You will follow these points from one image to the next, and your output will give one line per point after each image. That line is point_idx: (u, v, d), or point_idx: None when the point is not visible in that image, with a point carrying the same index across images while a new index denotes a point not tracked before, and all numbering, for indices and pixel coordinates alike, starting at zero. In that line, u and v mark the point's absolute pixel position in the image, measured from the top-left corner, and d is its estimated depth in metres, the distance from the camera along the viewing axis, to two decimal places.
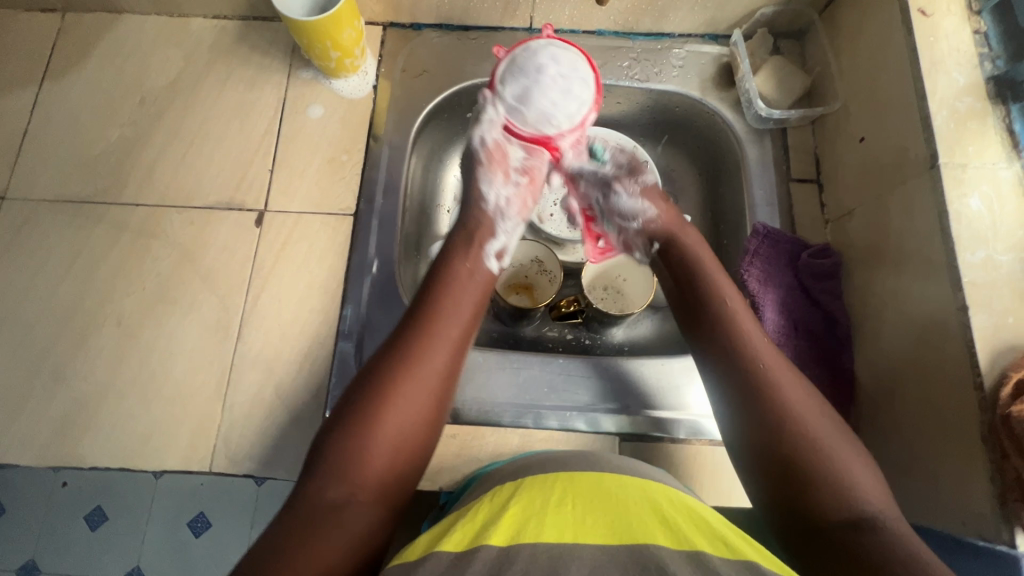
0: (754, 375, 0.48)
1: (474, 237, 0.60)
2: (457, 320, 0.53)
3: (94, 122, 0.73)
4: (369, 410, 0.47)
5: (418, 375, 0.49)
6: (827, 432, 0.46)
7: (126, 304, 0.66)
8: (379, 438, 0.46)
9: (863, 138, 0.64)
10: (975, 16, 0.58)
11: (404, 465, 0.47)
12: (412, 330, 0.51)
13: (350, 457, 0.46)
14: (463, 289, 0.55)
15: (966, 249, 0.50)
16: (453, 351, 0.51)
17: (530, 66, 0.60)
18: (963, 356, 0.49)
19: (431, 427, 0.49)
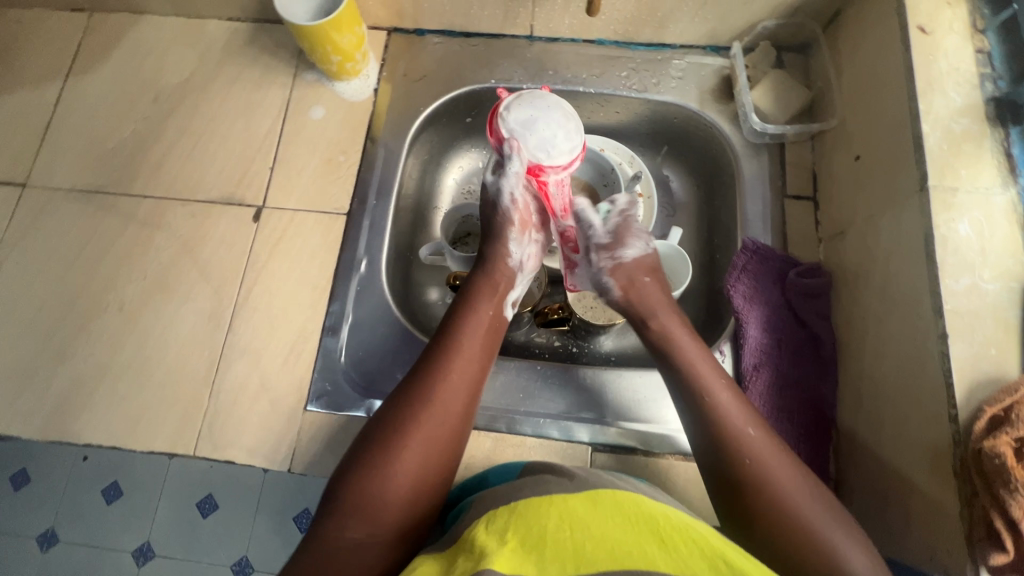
0: (729, 447, 0.49)
1: (498, 288, 0.64)
2: (473, 361, 0.56)
3: (111, 116, 0.77)
4: (386, 449, 0.50)
5: (433, 414, 0.52)
6: (799, 490, 0.47)
7: (128, 290, 0.69)
8: (398, 478, 0.49)
9: (858, 156, 0.63)
10: (979, 35, 0.56)
11: (420, 505, 0.49)
12: (428, 370, 0.54)
13: (368, 498, 0.47)
14: (478, 330, 0.59)
15: (950, 276, 0.49)
16: (471, 393, 0.55)
17: (527, 113, 0.59)
18: (940, 386, 0.47)
19: (448, 466, 0.52)
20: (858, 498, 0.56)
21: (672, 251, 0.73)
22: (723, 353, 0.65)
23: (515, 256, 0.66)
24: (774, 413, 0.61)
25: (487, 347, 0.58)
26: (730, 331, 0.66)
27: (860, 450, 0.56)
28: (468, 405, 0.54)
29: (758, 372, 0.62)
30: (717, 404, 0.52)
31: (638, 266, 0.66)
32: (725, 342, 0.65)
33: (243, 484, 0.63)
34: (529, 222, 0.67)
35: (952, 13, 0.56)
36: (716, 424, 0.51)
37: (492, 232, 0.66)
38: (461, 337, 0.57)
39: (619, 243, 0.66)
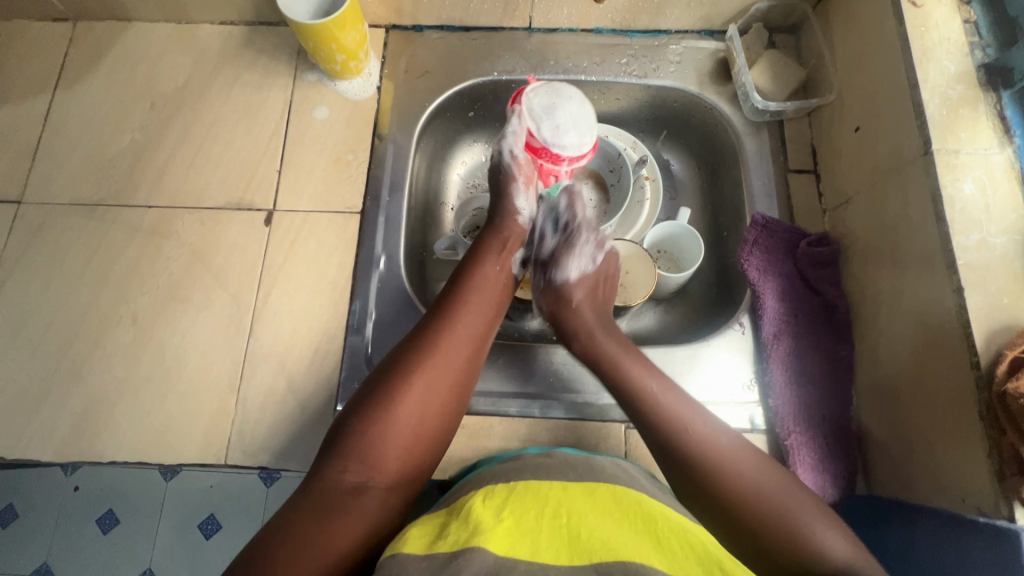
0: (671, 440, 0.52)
1: (505, 244, 0.65)
2: (479, 320, 0.58)
3: (106, 127, 0.75)
4: (392, 393, 0.52)
5: (437, 364, 0.54)
6: (767, 475, 0.50)
7: (141, 303, 0.68)
8: (401, 420, 0.51)
9: (858, 127, 0.65)
10: (965, 6, 0.59)
11: (420, 450, 0.52)
12: (434, 324, 0.56)
13: (371, 440, 0.49)
14: (482, 290, 0.61)
15: (960, 233, 0.52)
16: (474, 345, 0.57)
17: (549, 100, 0.67)
18: (960, 337, 0.50)
19: (448, 417, 0.54)
20: (883, 452, 0.58)
21: (684, 231, 0.75)
22: (742, 325, 0.67)
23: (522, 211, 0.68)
24: (796, 379, 0.63)
25: (491, 305, 0.60)
26: (748, 304, 0.68)
27: (881, 406, 0.59)
28: (471, 360, 0.56)
29: (778, 341, 0.64)
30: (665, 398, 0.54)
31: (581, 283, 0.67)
32: (743, 315, 0.68)
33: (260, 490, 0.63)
34: (533, 179, 0.69)
35: None
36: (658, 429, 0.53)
37: (500, 189, 0.69)
38: (467, 295, 0.59)
39: (559, 263, 0.67)
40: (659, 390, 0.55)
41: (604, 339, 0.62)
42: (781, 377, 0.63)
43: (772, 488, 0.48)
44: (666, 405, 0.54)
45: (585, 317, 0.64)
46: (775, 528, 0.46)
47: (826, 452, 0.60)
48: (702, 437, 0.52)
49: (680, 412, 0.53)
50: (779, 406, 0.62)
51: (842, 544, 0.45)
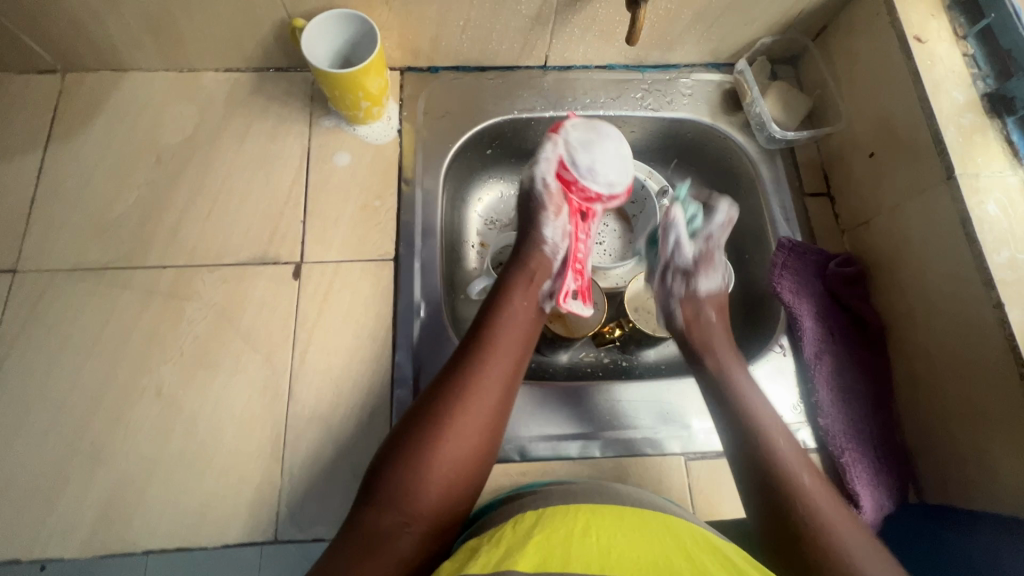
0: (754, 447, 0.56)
1: (530, 277, 0.64)
2: (508, 357, 0.57)
3: (108, 184, 0.71)
4: (426, 438, 0.51)
5: (469, 408, 0.53)
6: (831, 505, 0.52)
7: (165, 372, 0.63)
8: (435, 465, 0.51)
9: (872, 152, 0.69)
10: (962, 40, 0.64)
11: (455, 492, 0.51)
12: (463, 364, 0.56)
13: (405, 486, 0.50)
14: (514, 328, 0.59)
15: (992, 251, 0.55)
16: (505, 386, 0.56)
17: (587, 136, 0.69)
18: (1005, 349, 0.53)
19: (480, 460, 0.53)
20: (933, 460, 0.61)
21: None
22: (782, 347, 0.69)
23: (549, 240, 0.67)
24: (843, 397, 0.65)
25: (520, 341, 0.59)
26: (785, 326, 0.70)
27: (928, 416, 0.62)
28: (502, 398, 0.55)
29: (821, 360, 0.66)
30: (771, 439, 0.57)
31: (712, 301, 0.70)
32: (783, 336, 0.69)
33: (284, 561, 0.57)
34: (563, 207, 0.69)
35: (937, 24, 0.65)
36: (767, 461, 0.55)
37: (528, 215, 0.69)
38: (496, 332, 0.58)
39: (698, 274, 0.70)
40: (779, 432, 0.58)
41: (727, 356, 0.64)
42: (828, 395, 0.65)
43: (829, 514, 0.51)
44: (783, 449, 0.56)
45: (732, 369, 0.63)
46: (808, 526, 0.51)
47: (879, 465, 0.62)
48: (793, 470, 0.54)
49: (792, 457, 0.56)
50: (831, 424, 0.64)
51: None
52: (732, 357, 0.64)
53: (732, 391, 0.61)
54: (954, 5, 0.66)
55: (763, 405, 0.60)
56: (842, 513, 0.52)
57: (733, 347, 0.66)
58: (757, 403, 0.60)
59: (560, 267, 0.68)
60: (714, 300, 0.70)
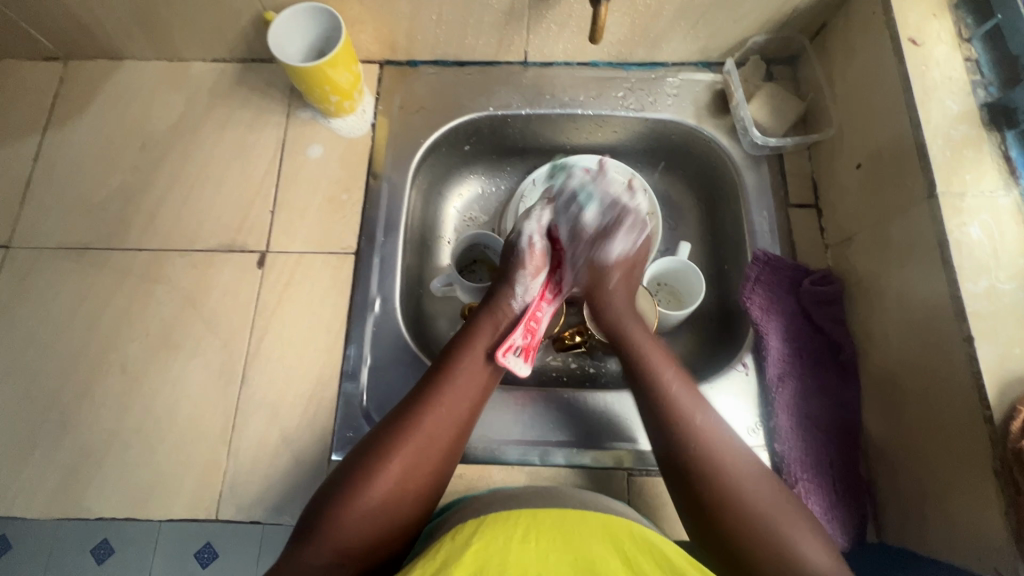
0: (681, 442, 0.53)
1: (497, 321, 0.62)
2: (464, 399, 0.56)
3: (96, 168, 0.74)
4: (368, 472, 0.51)
5: (417, 449, 0.52)
6: (780, 507, 0.50)
7: (131, 350, 0.66)
8: (372, 497, 0.50)
9: (859, 164, 0.64)
10: (966, 44, 0.59)
11: (393, 525, 0.50)
12: (417, 404, 0.55)
13: (343, 523, 0.48)
14: (475, 370, 0.58)
15: (968, 279, 0.50)
16: (457, 427, 0.55)
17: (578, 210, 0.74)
18: (971, 388, 0.48)
19: (425, 501, 0.52)
20: (895, 499, 0.57)
21: (685, 266, 0.74)
22: (746, 366, 0.65)
23: (519, 296, 0.64)
24: (803, 423, 0.61)
25: (478, 386, 0.57)
26: (751, 344, 0.66)
27: (893, 453, 0.57)
28: (451, 440, 0.54)
29: (784, 383, 0.63)
30: (687, 413, 0.55)
31: (620, 265, 0.68)
32: (747, 355, 0.66)
33: (234, 535, 0.60)
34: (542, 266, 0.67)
35: (939, 25, 0.59)
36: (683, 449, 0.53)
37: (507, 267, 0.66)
38: (455, 372, 0.57)
39: (607, 238, 0.69)
40: (711, 427, 0.54)
41: (633, 330, 0.63)
42: (787, 421, 0.61)
43: (784, 521, 0.49)
44: (735, 475, 0.51)
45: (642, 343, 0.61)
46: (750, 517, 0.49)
47: (836, 499, 0.58)
48: (730, 470, 0.51)
49: (719, 448, 0.52)
50: (786, 451, 0.60)
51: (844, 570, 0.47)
52: (640, 333, 0.62)
53: (653, 389, 0.57)
54: (961, 5, 0.60)
55: (692, 404, 0.55)
56: (794, 514, 0.50)
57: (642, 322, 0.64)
58: (690, 406, 0.55)
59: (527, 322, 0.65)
60: (623, 264, 0.68)
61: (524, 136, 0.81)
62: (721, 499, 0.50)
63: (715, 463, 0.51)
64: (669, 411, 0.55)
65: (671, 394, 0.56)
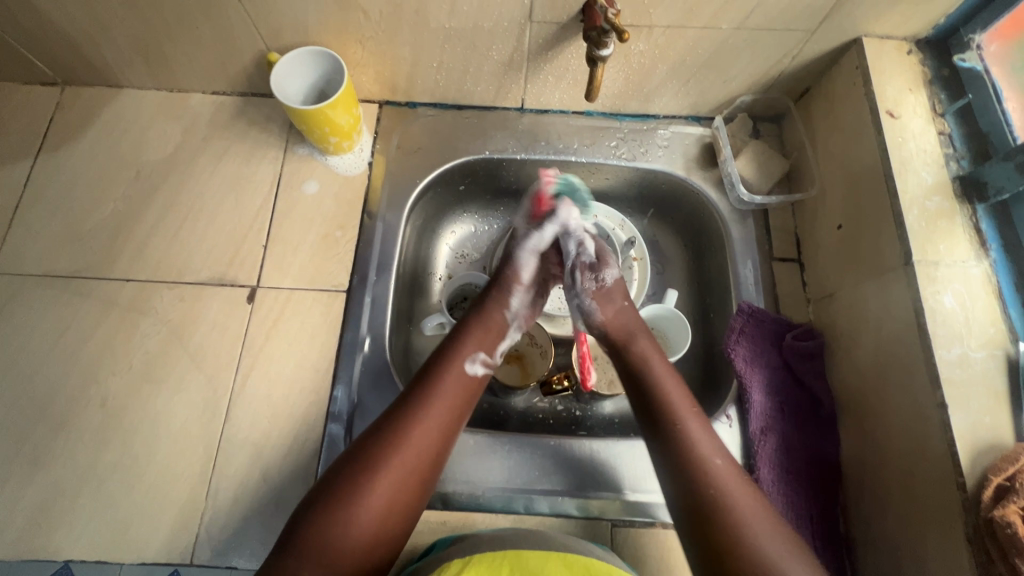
0: (684, 448, 0.54)
1: (487, 333, 0.64)
2: (449, 406, 0.56)
3: (88, 195, 0.74)
4: (353, 488, 0.50)
5: (403, 460, 0.52)
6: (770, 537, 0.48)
7: (112, 384, 0.65)
8: (361, 514, 0.49)
9: (840, 225, 0.67)
10: (940, 118, 0.62)
11: (381, 538, 0.50)
12: (401, 414, 0.54)
13: (327, 541, 0.48)
14: (462, 380, 0.59)
15: (942, 346, 0.52)
16: (442, 436, 0.55)
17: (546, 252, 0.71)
18: (945, 454, 0.50)
19: (411, 513, 0.52)
20: (871, 557, 0.58)
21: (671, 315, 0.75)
22: (729, 418, 0.65)
23: (512, 308, 0.67)
24: (786, 478, 0.62)
25: (463, 394, 0.58)
26: (734, 395, 0.67)
27: (869, 509, 0.58)
28: (437, 451, 0.54)
29: (766, 438, 0.63)
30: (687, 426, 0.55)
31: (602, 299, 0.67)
32: (730, 406, 0.66)
33: None
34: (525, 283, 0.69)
35: (914, 100, 0.62)
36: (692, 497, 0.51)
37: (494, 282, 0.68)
38: (441, 382, 0.57)
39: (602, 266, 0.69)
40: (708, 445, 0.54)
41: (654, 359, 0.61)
42: (769, 475, 0.62)
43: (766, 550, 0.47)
44: (729, 491, 0.51)
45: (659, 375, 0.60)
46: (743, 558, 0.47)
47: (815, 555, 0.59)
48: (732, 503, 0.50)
49: (731, 482, 0.51)
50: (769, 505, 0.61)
51: None
52: (660, 362, 0.61)
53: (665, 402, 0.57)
54: (935, 81, 0.63)
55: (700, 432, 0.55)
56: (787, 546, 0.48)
57: (660, 348, 0.63)
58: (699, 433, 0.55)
59: (513, 332, 0.67)
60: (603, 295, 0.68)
61: (518, 178, 0.83)
62: (723, 512, 0.49)
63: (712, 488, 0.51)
64: (684, 451, 0.54)
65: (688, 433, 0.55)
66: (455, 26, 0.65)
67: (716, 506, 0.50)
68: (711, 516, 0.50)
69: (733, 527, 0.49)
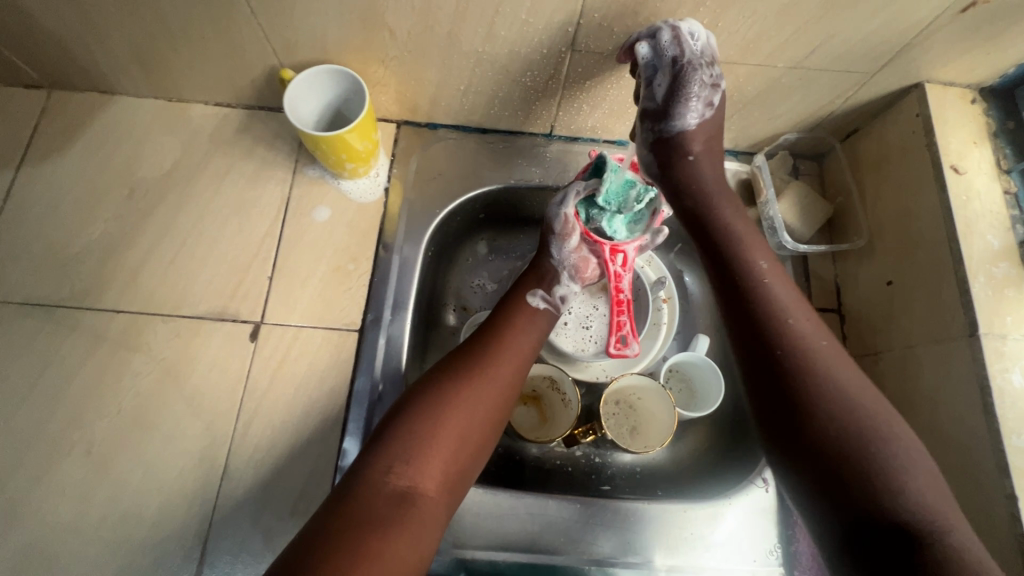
0: (785, 344, 0.51)
1: (542, 279, 0.66)
2: (524, 340, 0.60)
3: (76, 214, 0.67)
4: (436, 401, 0.52)
5: (487, 376, 0.55)
6: (866, 405, 0.48)
7: (98, 429, 0.59)
8: (449, 421, 0.51)
9: (890, 281, 0.63)
10: (1004, 175, 0.58)
11: (468, 445, 0.52)
12: (478, 343, 0.58)
13: (418, 444, 0.50)
14: (534, 316, 0.63)
15: (1012, 431, 0.49)
16: (518, 364, 0.58)
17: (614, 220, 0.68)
18: (1014, 549, 0.47)
19: (493, 429, 0.54)
20: None
21: (703, 363, 0.71)
22: (766, 482, 0.63)
23: (557, 258, 0.67)
24: None
25: (535, 330, 0.62)
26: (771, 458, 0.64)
27: None
28: (516, 377, 0.57)
29: None
30: (783, 312, 0.53)
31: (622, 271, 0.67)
32: (767, 470, 0.63)
33: None
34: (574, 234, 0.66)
35: (978, 154, 0.59)
36: (831, 432, 0.47)
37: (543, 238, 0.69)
38: (513, 318, 0.61)
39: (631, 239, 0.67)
40: (810, 331, 0.52)
41: (757, 253, 0.57)
42: (807, 547, 0.60)
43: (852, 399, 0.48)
44: (839, 376, 0.49)
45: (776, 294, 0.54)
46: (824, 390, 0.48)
47: None
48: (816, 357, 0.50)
49: (841, 370, 0.50)
50: None
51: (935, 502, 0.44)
52: (769, 264, 0.56)
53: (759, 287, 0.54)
54: (998, 134, 0.60)
55: (808, 322, 0.52)
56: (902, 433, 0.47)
57: (769, 251, 0.58)
58: (809, 331, 0.52)
59: (565, 280, 0.67)
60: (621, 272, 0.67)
61: (542, 207, 0.78)
62: (808, 359, 0.50)
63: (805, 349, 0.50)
64: (769, 306, 0.53)
65: (800, 329, 0.52)
66: (490, 50, 0.60)
67: (871, 439, 0.46)
68: (781, 346, 0.51)
69: (887, 461, 0.45)
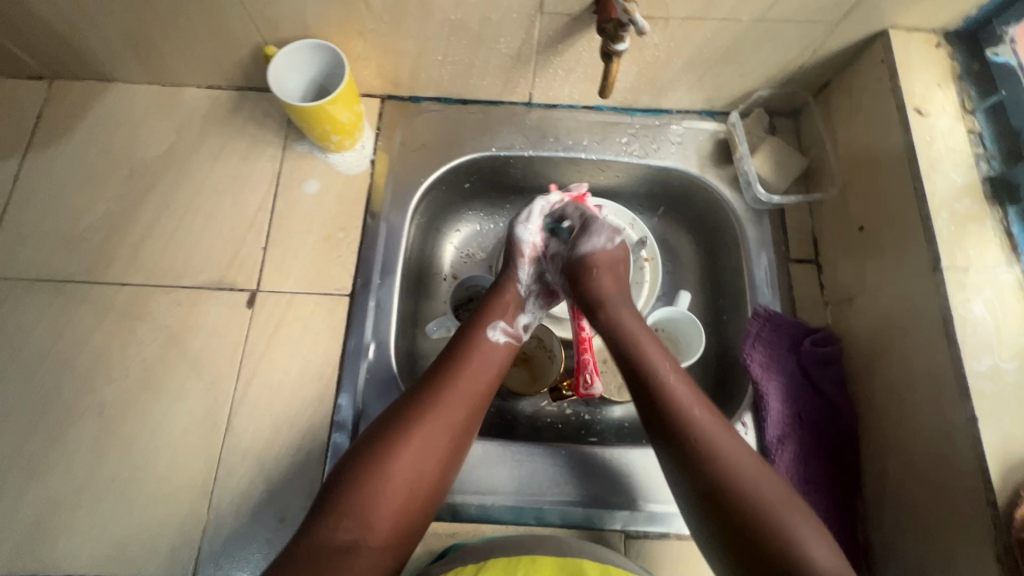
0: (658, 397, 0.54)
1: (506, 308, 0.64)
2: (481, 377, 0.57)
3: (80, 195, 0.71)
4: (385, 452, 0.51)
5: (437, 422, 0.53)
6: (733, 451, 0.50)
7: (107, 393, 0.63)
8: (397, 475, 0.50)
9: (861, 227, 0.64)
10: (969, 115, 0.60)
11: (418, 495, 0.51)
12: (432, 384, 0.55)
13: (365, 499, 0.48)
14: (492, 349, 0.60)
15: (972, 356, 0.50)
16: (473, 403, 0.56)
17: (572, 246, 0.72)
18: (975, 468, 0.48)
19: (442, 477, 0.52)
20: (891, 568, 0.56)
21: (684, 316, 0.72)
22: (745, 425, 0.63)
23: (523, 281, 0.67)
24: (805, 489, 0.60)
25: (494, 361, 0.60)
26: (750, 401, 0.65)
27: (888, 520, 0.57)
28: (470, 418, 0.55)
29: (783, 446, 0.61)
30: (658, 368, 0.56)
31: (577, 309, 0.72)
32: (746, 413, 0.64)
33: None
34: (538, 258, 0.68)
35: (943, 96, 0.60)
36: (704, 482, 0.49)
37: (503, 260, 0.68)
38: (472, 352, 0.59)
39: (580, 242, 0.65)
40: (681, 387, 0.54)
41: (624, 312, 0.62)
42: None
43: (716, 441, 0.51)
44: (710, 433, 0.51)
45: (650, 356, 0.57)
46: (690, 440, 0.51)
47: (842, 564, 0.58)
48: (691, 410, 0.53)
49: (703, 422, 0.52)
50: None
51: (832, 564, 0.45)
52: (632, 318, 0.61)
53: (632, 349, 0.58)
54: (964, 77, 0.61)
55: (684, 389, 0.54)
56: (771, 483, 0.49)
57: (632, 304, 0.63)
58: (684, 393, 0.54)
59: (531, 306, 0.67)
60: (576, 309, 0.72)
61: (525, 175, 0.80)
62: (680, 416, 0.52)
63: (675, 401, 0.53)
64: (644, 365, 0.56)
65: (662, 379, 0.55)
66: (462, 18, 0.62)
67: (739, 495, 0.48)
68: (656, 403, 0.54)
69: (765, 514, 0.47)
